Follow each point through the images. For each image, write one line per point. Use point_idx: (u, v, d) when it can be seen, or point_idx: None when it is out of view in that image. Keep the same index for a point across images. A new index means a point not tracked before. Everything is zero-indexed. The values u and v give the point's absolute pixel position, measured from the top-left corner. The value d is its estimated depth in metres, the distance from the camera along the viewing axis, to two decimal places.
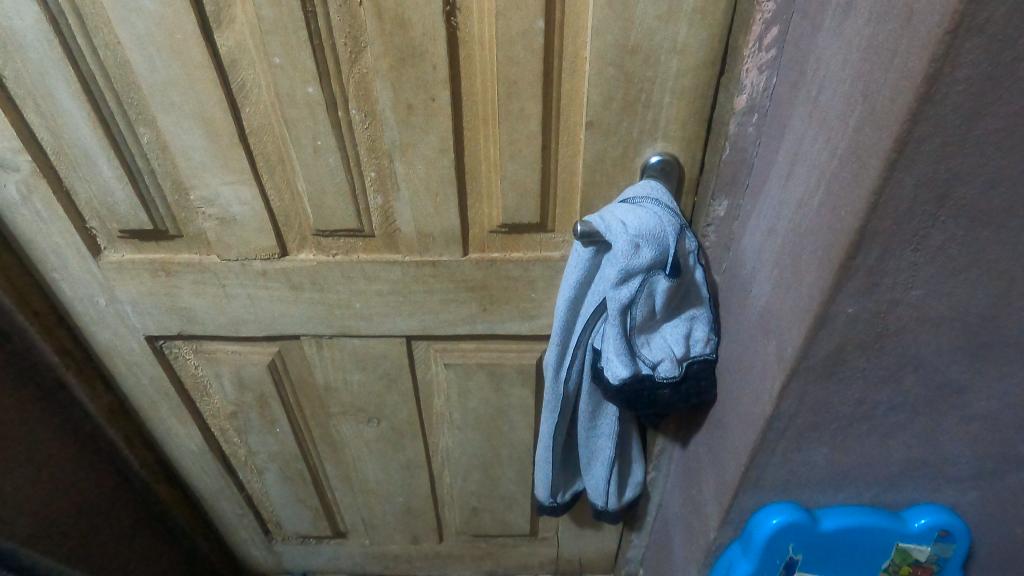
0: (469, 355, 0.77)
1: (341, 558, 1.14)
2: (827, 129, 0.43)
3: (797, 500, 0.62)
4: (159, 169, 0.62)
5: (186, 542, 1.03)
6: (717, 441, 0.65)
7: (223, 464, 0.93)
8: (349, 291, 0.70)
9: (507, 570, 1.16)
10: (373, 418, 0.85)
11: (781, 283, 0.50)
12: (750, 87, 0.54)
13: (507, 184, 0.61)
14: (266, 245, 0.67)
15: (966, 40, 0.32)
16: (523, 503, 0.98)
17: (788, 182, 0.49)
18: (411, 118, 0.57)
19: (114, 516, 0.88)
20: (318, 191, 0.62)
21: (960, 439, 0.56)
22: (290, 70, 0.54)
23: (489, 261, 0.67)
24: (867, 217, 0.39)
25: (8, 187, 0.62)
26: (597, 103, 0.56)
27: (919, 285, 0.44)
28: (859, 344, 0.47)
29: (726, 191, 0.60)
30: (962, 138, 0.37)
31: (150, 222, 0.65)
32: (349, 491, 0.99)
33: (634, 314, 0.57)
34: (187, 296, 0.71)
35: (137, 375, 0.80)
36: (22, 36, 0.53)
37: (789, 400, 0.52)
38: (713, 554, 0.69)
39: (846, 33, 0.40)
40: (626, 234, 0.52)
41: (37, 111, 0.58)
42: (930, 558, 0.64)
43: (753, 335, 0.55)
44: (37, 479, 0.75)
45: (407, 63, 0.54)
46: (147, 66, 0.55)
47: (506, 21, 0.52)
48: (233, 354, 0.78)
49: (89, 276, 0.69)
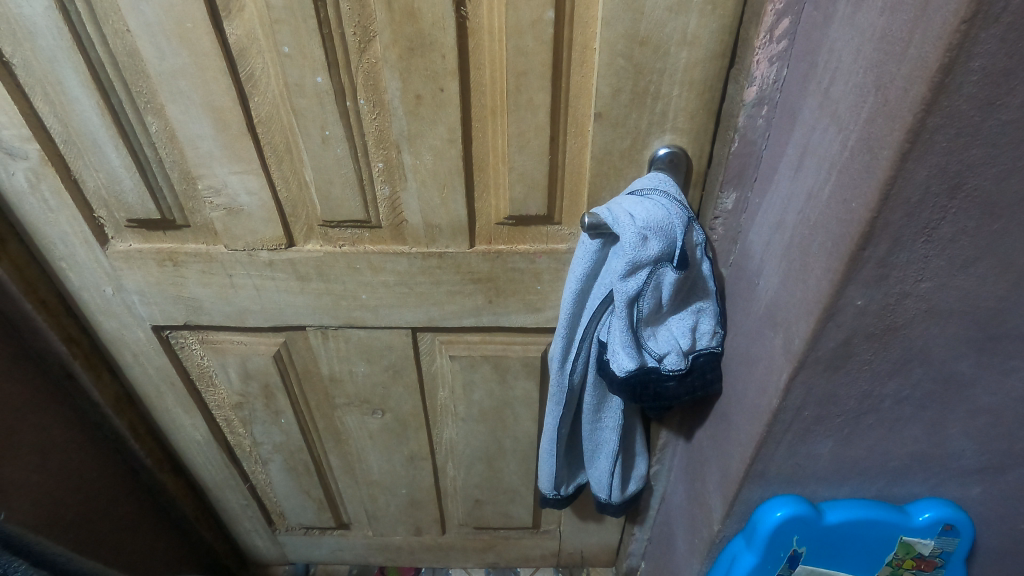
0: (474, 347, 0.78)
1: (343, 549, 1.14)
2: (839, 121, 0.43)
3: (801, 494, 0.62)
4: (168, 159, 0.62)
5: (191, 534, 1.03)
6: (722, 434, 0.65)
7: (228, 454, 0.93)
8: (355, 282, 0.70)
9: (508, 563, 1.16)
10: (377, 409, 0.85)
11: (789, 276, 0.50)
12: (761, 79, 0.54)
13: (515, 175, 0.61)
14: (273, 235, 0.67)
15: (983, 29, 0.32)
16: (525, 495, 0.98)
17: (798, 173, 0.49)
18: (420, 109, 0.57)
19: (119, 505, 0.88)
20: (326, 182, 0.62)
21: (965, 433, 0.56)
22: (300, 60, 0.54)
23: (496, 253, 0.67)
24: (878, 208, 0.39)
25: (16, 176, 0.62)
26: (606, 94, 0.56)
27: (929, 277, 0.44)
28: (867, 336, 0.48)
29: (734, 183, 0.60)
30: (975, 129, 0.36)
31: (158, 211, 0.65)
32: (353, 482, 1.00)
33: (641, 306, 0.56)
34: (194, 286, 0.71)
35: (143, 365, 0.80)
36: (32, 24, 0.53)
37: (795, 393, 0.52)
38: (715, 547, 0.70)
39: (859, 24, 0.40)
40: (634, 225, 0.52)
41: (46, 99, 0.58)
42: (933, 552, 0.64)
43: (760, 328, 0.55)
44: (44, 468, 0.76)
45: (416, 53, 0.54)
46: (156, 54, 0.55)
47: (516, 11, 0.52)
48: (239, 345, 0.78)
49: (96, 265, 0.69)
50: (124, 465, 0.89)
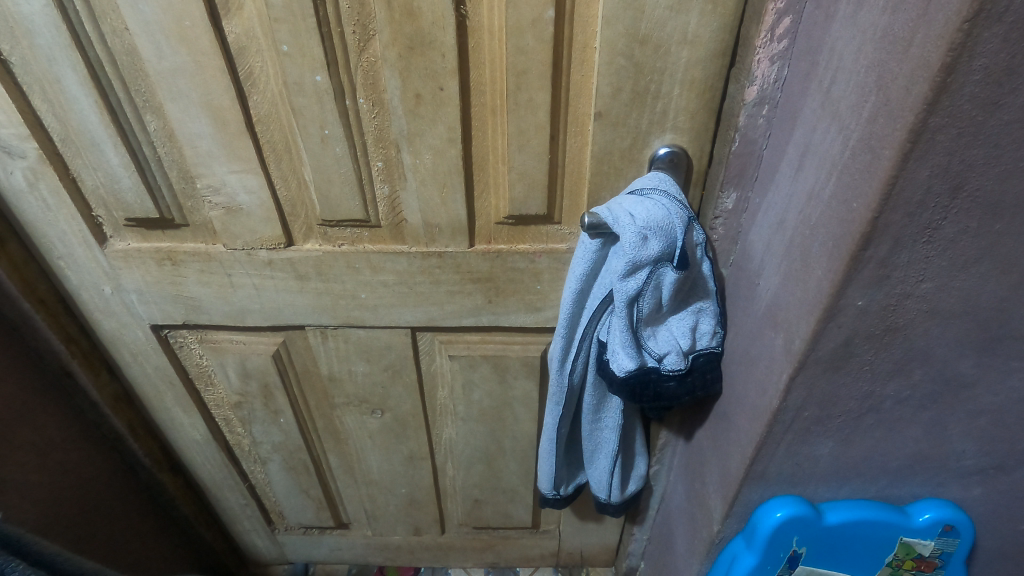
0: (474, 346, 0.77)
1: (343, 548, 1.14)
2: (840, 120, 0.42)
3: (802, 494, 0.62)
4: (167, 158, 0.62)
5: (190, 533, 1.03)
6: (722, 434, 0.65)
7: (227, 454, 0.93)
8: (354, 281, 0.70)
9: (508, 562, 1.16)
10: (377, 409, 0.85)
11: (789, 276, 0.50)
12: (762, 78, 0.53)
13: (515, 175, 0.61)
14: (272, 235, 0.66)
15: (986, 28, 0.32)
16: (525, 495, 0.98)
17: (799, 173, 0.49)
18: (419, 108, 0.57)
19: (118, 504, 0.88)
20: (326, 181, 0.62)
21: (965, 434, 0.56)
22: (299, 59, 0.54)
23: (496, 253, 0.67)
24: (879, 208, 0.39)
25: (15, 175, 0.62)
26: (606, 94, 0.56)
27: (930, 277, 0.44)
28: (868, 337, 0.47)
29: (735, 183, 0.60)
30: (978, 129, 0.36)
31: (157, 210, 0.65)
32: (352, 482, 1.00)
33: (641, 306, 0.56)
34: (193, 286, 0.71)
35: (142, 364, 0.80)
36: (30, 22, 0.53)
37: (796, 394, 0.51)
38: (715, 548, 0.70)
39: (860, 23, 0.40)
40: (634, 225, 0.51)
41: (44, 98, 0.58)
42: (933, 553, 0.64)
43: (760, 328, 0.55)
44: (43, 467, 0.76)
45: (416, 52, 0.54)
46: (155, 53, 0.54)
47: (516, 10, 0.51)
48: (238, 344, 0.78)
49: (95, 264, 0.69)
50: (123, 464, 0.89)
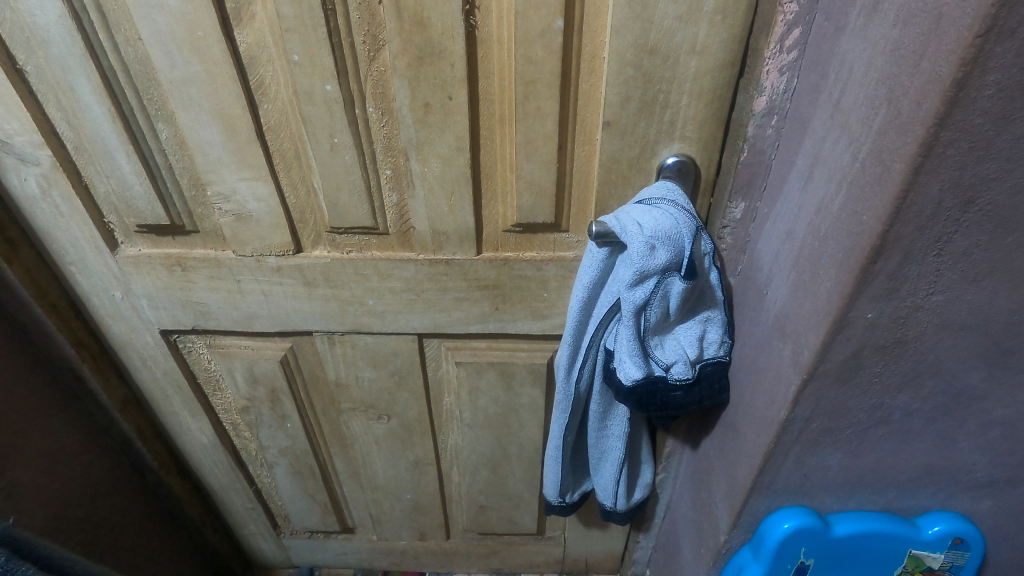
0: (480, 353, 0.77)
1: (348, 552, 1.14)
2: (850, 132, 0.42)
3: (809, 505, 0.62)
4: (177, 165, 0.63)
5: (197, 536, 1.04)
6: (729, 443, 0.65)
7: (234, 459, 0.94)
8: (362, 288, 0.70)
9: (512, 569, 1.16)
10: (383, 414, 0.85)
11: (798, 287, 0.50)
12: (771, 88, 0.53)
13: (523, 183, 0.61)
14: (281, 241, 0.67)
15: (998, 44, 0.32)
16: (530, 501, 0.98)
17: (809, 183, 0.48)
18: (429, 117, 0.57)
19: (126, 506, 0.88)
20: (335, 189, 0.62)
21: (976, 446, 0.56)
22: (309, 68, 0.55)
23: (502, 261, 0.67)
24: (890, 221, 0.39)
25: (28, 181, 0.63)
26: (614, 103, 0.56)
27: (941, 290, 0.43)
28: (878, 349, 0.47)
29: (743, 193, 0.59)
30: (989, 143, 0.36)
31: (167, 217, 0.66)
32: (358, 487, 1.00)
33: (648, 315, 0.56)
34: (202, 291, 0.71)
35: (151, 368, 0.80)
36: (45, 32, 0.54)
37: (804, 405, 0.51)
38: (722, 558, 0.69)
39: (871, 36, 0.40)
40: (642, 235, 0.51)
41: (58, 106, 0.59)
42: (942, 565, 0.64)
43: (769, 337, 0.55)
44: (53, 471, 0.76)
45: (426, 62, 0.54)
46: (167, 62, 0.55)
47: (525, 20, 0.52)
48: (245, 349, 0.78)
49: (105, 268, 0.70)
50: (132, 467, 0.89)
